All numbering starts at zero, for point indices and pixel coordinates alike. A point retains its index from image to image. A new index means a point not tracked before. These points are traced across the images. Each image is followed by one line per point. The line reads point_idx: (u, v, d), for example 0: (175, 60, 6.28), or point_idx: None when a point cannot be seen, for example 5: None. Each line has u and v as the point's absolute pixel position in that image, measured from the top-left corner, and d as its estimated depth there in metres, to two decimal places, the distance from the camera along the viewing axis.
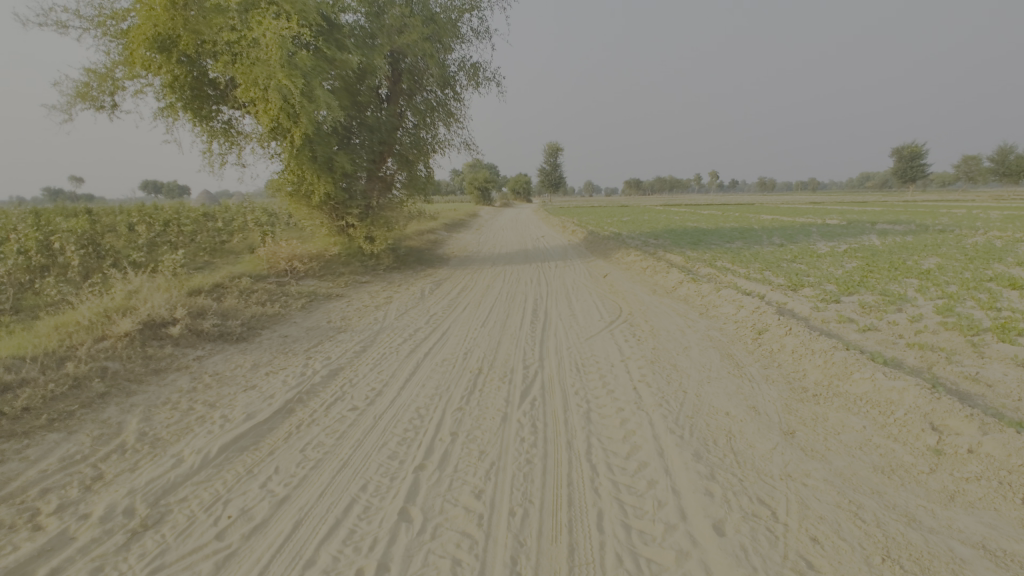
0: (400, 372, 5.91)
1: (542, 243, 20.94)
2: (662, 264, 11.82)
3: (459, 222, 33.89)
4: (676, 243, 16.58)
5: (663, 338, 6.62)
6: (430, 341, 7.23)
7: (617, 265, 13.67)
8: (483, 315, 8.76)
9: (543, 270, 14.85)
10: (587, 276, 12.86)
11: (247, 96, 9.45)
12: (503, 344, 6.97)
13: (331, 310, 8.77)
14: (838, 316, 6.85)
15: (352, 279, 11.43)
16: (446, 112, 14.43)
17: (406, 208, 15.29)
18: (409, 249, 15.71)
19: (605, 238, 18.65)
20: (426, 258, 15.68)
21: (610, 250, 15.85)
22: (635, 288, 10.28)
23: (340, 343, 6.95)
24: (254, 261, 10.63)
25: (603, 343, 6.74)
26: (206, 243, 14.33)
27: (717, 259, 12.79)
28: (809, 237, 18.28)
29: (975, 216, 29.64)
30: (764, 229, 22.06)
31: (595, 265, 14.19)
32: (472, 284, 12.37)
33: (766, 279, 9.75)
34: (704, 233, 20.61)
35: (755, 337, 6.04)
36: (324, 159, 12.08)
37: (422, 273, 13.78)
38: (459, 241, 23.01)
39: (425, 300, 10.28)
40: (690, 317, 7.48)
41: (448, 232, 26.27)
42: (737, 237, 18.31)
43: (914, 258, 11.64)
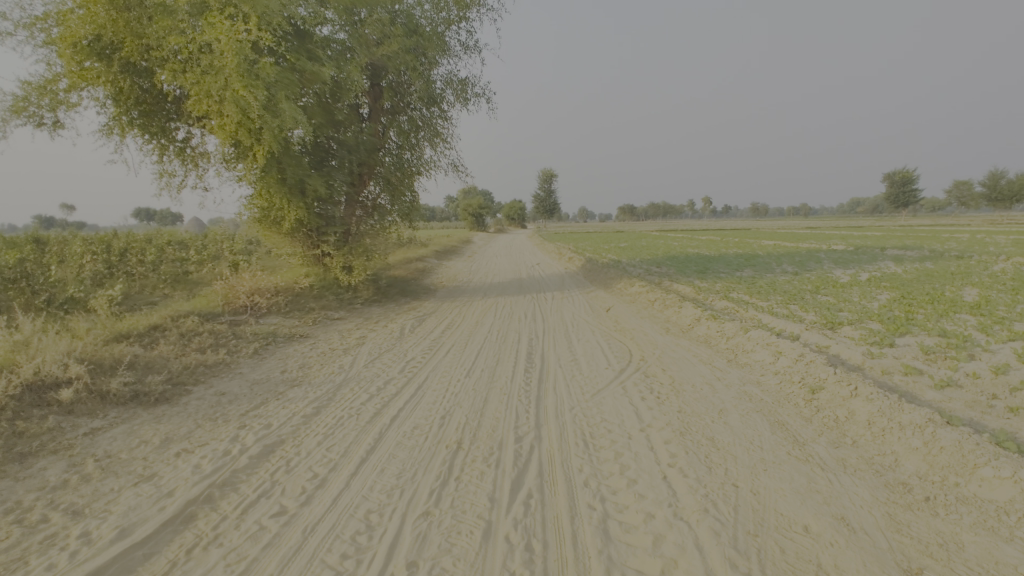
0: (353, 448, 4.56)
1: (537, 271, 19.73)
2: (671, 296, 10.59)
3: (451, 249, 32.66)
4: (681, 271, 15.40)
5: (689, 396, 5.31)
6: (401, 398, 5.90)
7: (620, 296, 12.42)
8: (469, 361, 7.42)
9: (539, 301, 13.58)
10: (587, 310, 11.57)
11: (199, 109, 8.34)
12: (490, 402, 5.63)
13: (288, 356, 7.44)
14: (901, 365, 5.58)
15: (322, 316, 10.13)
16: (432, 132, 13.41)
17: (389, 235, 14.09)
18: (392, 279, 14.44)
19: (604, 266, 17.46)
20: (411, 289, 14.39)
21: (610, 280, 14.64)
22: (644, 324, 8.99)
23: (287, 404, 5.61)
24: (209, 297, 9.43)
25: (614, 402, 5.42)
26: (167, 275, 13.00)
27: (730, 290, 11.57)
28: (821, 263, 17.14)
29: (980, 241, 28.85)
30: (771, 256, 20.98)
31: (595, 297, 12.95)
32: (459, 319, 11.07)
33: (794, 315, 8.50)
34: (708, 260, 19.46)
35: (810, 398, 4.75)
36: (295, 182, 10.92)
37: (405, 306, 12.49)
38: (450, 270, 21.78)
39: (405, 341, 8.96)
40: (717, 365, 6.19)
41: (439, 261, 25.08)
42: (745, 265, 17.14)
43: (951, 289, 10.45)
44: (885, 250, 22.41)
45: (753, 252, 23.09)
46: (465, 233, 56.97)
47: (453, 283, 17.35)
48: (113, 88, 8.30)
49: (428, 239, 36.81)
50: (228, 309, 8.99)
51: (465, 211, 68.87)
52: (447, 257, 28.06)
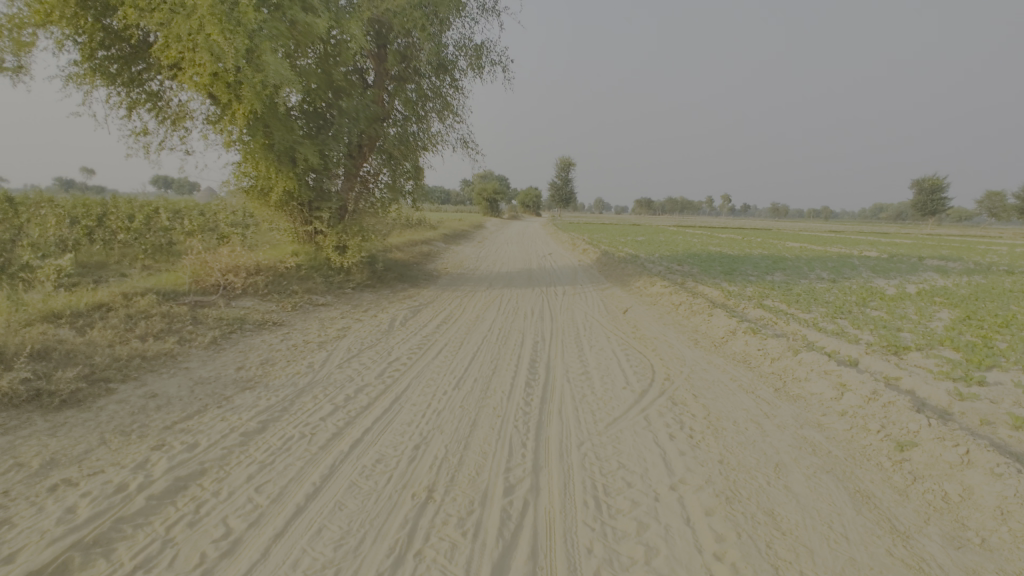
0: (292, 488, 3.49)
1: (549, 262, 18.52)
2: (698, 300, 9.35)
3: (461, 233, 31.46)
4: (705, 272, 14.11)
5: (731, 437, 4.18)
6: (372, 414, 4.81)
7: (639, 296, 11.20)
8: (461, 367, 6.32)
9: (547, 296, 12.45)
10: (600, 309, 10.44)
11: (168, 55, 7.26)
12: (479, 428, 4.52)
13: (252, 349, 6.39)
14: (1007, 414, 4.35)
15: (305, 300, 9.07)
16: (442, 104, 12.19)
17: (389, 215, 12.96)
18: (391, 262, 13.34)
19: (621, 261, 16.22)
20: (411, 275, 13.28)
21: (627, 277, 13.41)
22: (667, 332, 7.82)
23: (228, 413, 4.53)
24: (178, 273, 8.42)
25: (635, 439, 4.29)
26: (148, 244, 12.00)
27: (764, 296, 10.30)
28: (858, 272, 15.73)
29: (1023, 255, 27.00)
30: (801, 260, 19.55)
31: (611, 295, 11.73)
32: (458, 312, 9.99)
33: (845, 332, 7.26)
34: (733, 261, 18.11)
35: (899, 458, 3.59)
36: (284, 149, 9.82)
37: (402, 293, 11.40)
38: (457, 255, 20.63)
39: (393, 335, 7.89)
40: (762, 395, 5.03)
41: (447, 245, 23.94)
42: (774, 268, 15.78)
43: (1023, 311, 9.09)
44: (923, 261, 20.86)
45: (780, 255, 21.65)
46: (478, 219, 55.71)
47: (458, 270, 16.22)
48: (73, 29, 7.22)
49: (439, 222, 35.63)
50: (197, 288, 7.97)
51: (480, 196, 67.55)
52: (456, 241, 26.91)
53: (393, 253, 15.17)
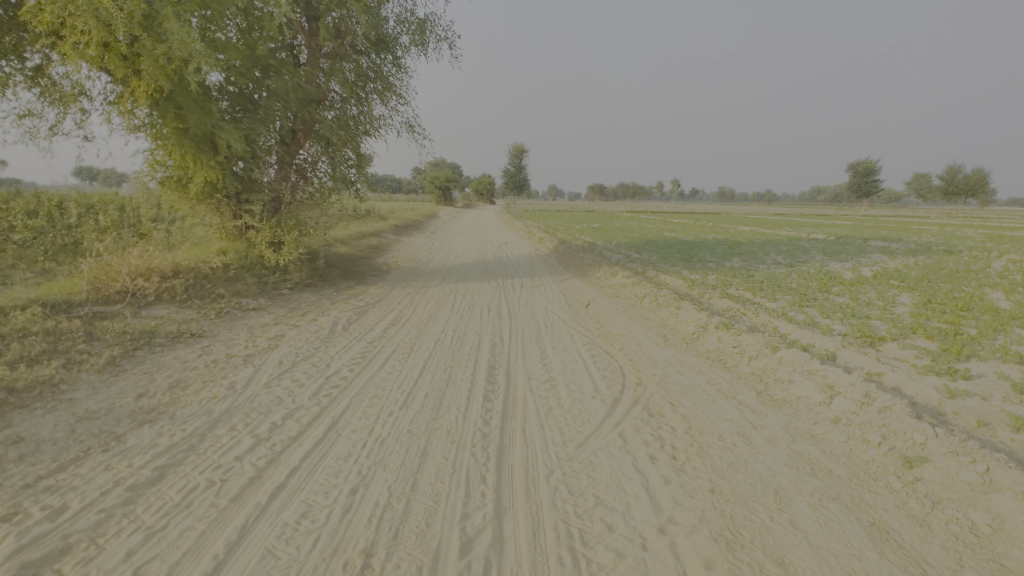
0: (186, 567, 2.70)
1: (505, 253, 17.87)
2: (662, 292, 8.93)
3: (412, 224, 30.30)
4: (664, 259, 13.81)
5: (720, 457, 3.66)
6: (301, 447, 4.03)
7: (599, 287, 10.71)
8: (409, 379, 5.58)
9: (504, 289, 11.81)
10: (560, 301, 9.93)
11: (43, 20, 6.10)
12: (430, 460, 3.83)
13: (160, 369, 5.43)
14: (1003, 412, 4.04)
15: (232, 305, 8.05)
16: (384, 85, 11.26)
17: (330, 207, 11.93)
18: (334, 258, 12.32)
19: (579, 250, 15.75)
20: (357, 271, 12.31)
21: (586, 267, 12.92)
22: (634, 328, 7.32)
23: (114, 459, 3.65)
24: (76, 279, 7.27)
25: (612, 465, 3.71)
26: (48, 245, 10.53)
27: (726, 284, 10.01)
28: (810, 255, 15.87)
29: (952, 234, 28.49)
30: (754, 244, 19.71)
31: (571, 287, 11.20)
32: (408, 311, 9.17)
33: (815, 322, 6.96)
34: (689, 247, 17.98)
35: (910, 478, 3.18)
36: (202, 134, 8.70)
37: (347, 292, 10.48)
38: (408, 247, 19.67)
39: (333, 342, 7.04)
40: (744, 401, 4.57)
41: (398, 237, 22.86)
42: (730, 254, 15.72)
43: (975, 292, 9.16)
44: (867, 242, 21.47)
45: (733, 239, 21.79)
46: (431, 208, 54.40)
47: (409, 263, 15.31)
48: None
49: (390, 212, 34.31)
50: (96, 296, 6.85)
51: (432, 184, 65.99)
52: (407, 232, 25.81)
53: (337, 248, 14.11)
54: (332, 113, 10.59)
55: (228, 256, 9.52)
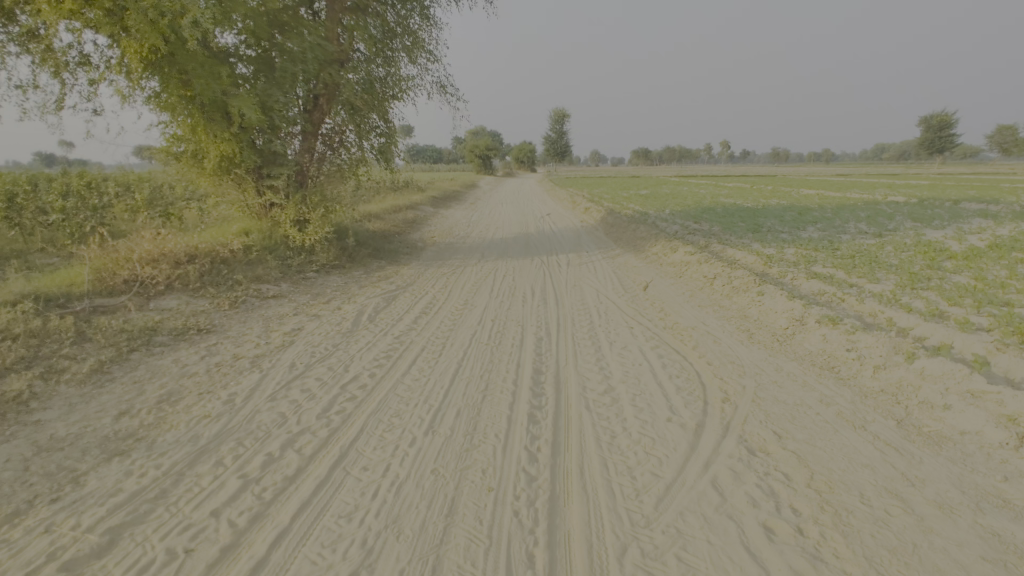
0: None
1: (548, 225, 16.65)
2: (735, 271, 7.59)
3: (451, 195, 29.26)
4: (727, 231, 12.27)
5: (872, 537, 2.54)
6: (296, 496, 3.16)
7: (657, 264, 9.43)
8: (438, 390, 4.64)
9: (548, 267, 10.71)
10: (611, 281, 8.77)
11: None
12: (459, 523, 2.88)
13: (153, 376, 4.68)
14: None
15: (250, 293, 7.31)
16: (412, 43, 10.14)
17: (359, 180, 11.03)
18: (365, 235, 11.48)
19: (629, 221, 14.36)
20: (389, 250, 11.47)
21: (639, 240, 11.59)
22: (705, 318, 6.13)
23: (60, 516, 2.87)
24: (82, 267, 6.66)
25: (710, 542, 2.66)
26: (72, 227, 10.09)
27: (810, 260, 8.54)
28: (897, 222, 13.90)
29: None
30: (827, 210, 17.67)
31: (624, 264, 9.96)
32: (442, 295, 8.27)
33: (942, 313, 5.54)
34: (752, 215, 16.21)
35: None
36: (212, 103, 7.91)
37: (377, 274, 9.64)
38: (446, 220, 18.71)
39: (356, 336, 6.18)
40: (882, 436, 3.38)
41: (436, 209, 21.92)
42: (804, 222, 13.95)
43: None
44: (958, 204, 18.95)
45: (800, 205, 19.71)
46: (471, 178, 53.12)
47: (446, 239, 14.35)
48: None
49: (428, 183, 33.32)
50: (99, 287, 6.21)
51: (472, 153, 64.55)
52: (446, 204, 24.81)
53: (370, 224, 13.28)
54: (357, 75, 9.56)
55: (249, 238, 8.80)
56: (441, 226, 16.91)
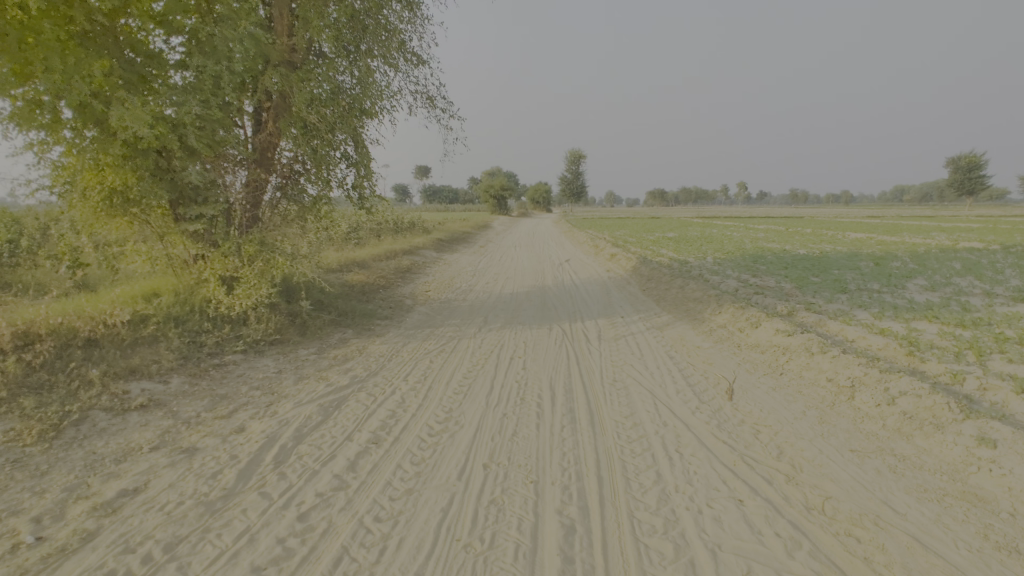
0: None
1: (569, 276, 13.90)
2: (883, 371, 4.69)
3: (459, 237, 26.68)
4: (805, 291, 9.36)
5: None
6: None
7: (732, 343, 6.54)
8: None
9: (571, 341, 7.84)
10: (668, 373, 5.88)
11: None
12: None
13: None
14: None
15: (100, 403, 4.56)
16: (388, 40, 7.60)
17: (324, 224, 8.45)
18: (332, 295, 8.77)
19: (670, 275, 11.50)
20: (361, 315, 8.71)
21: (692, 303, 8.73)
22: (887, 491, 3.23)
23: None
24: None
25: None
26: None
27: (980, 348, 5.57)
28: (1019, 279, 10.82)
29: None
30: (908, 259, 14.64)
31: (681, 341, 7.08)
32: (415, 400, 5.44)
33: None
34: (820, 265, 13.25)
35: None
36: (90, 114, 5.61)
37: (334, 354, 6.89)
38: (449, 268, 16.08)
39: (226, 514, 3.34)
40: None
41: (441, 254, 19.38)
42: (897, 278, 10.99)
43: None
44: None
45: (865, 252, 16.74)
46: (484, 218, 50.94)
47: (442, 294, 11.61)
48: None
49: (438, 225, 30.94)
50: None
51: (486, 194, 62.76)
52: (452, 248, 22.13)
53: (346, 279, 10.56)
54: (322, 87, 7.03)
55: (152, 304, 6.27)
56: (440, 276, 14.15)
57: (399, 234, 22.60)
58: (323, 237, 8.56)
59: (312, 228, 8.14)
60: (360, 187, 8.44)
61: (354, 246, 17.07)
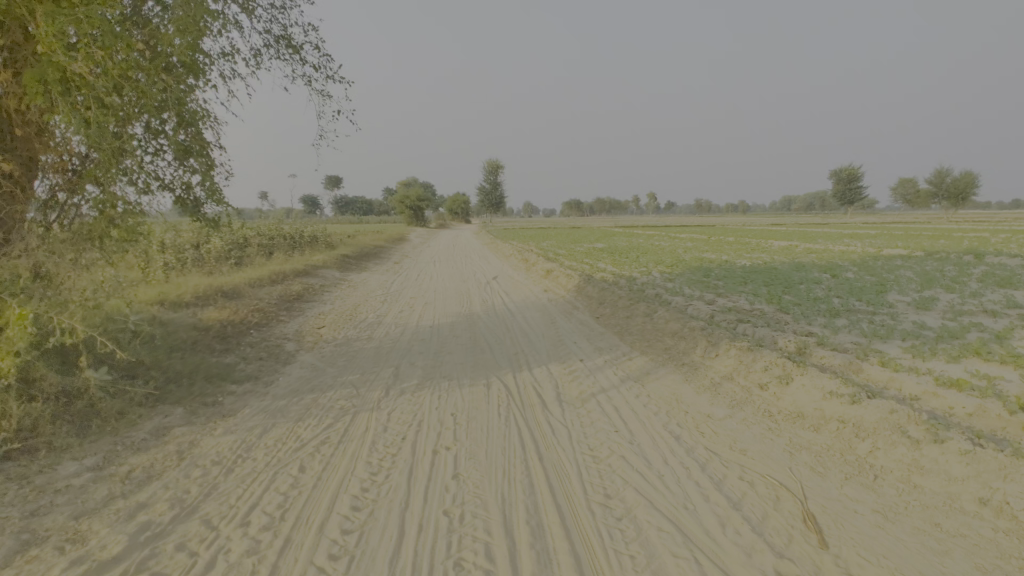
0: None
1: (501, 300, 11.60)
2: None
3: (371, 253, 23.55)
4: (796, 317, 7.66)
5: None
6: None
7: (760, 413, 4.48)
8: None
9: (519, 406, 5.47)
10: (688, 481, 3.67)
11: None
12: None
13: None
14: None
15: None
16: None
17: (131, 246, 5.41)
18: (157, 357, 5.81)
19: (626, 298, 9.51)
20: (205, 381, 5.79)
21: (670, 340, 6.70)
22: None
23: None
24: None
25: None
26: None
27: None
28: (993, 292, 9.89)
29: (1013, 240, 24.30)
30: (858, 270, 13.75)
31: (681, 406, 4.93)
32: None
33: None
34: (779, 280, 11.90)
35: None
36: None
37: (130, 468, 4.04)
38: (354, 293, 13.21)
39: None
40: None
41: (347, 274, 16.40)
42: (873, 294, 9.70)
43: None
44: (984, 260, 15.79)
45: (808, 263, 15.89)
46: (402, 231, 47.65)
47: (340, 332, 8.83)
48: None
49: (347, 240, 27.61)
50: None
51: (402, 205, 59.24)
52: (361, 266, 19.09)
53: (197, 325, 7.54)
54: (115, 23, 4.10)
55: None
56: (340, 305, 11.27)
57: (298, 252, 19.21)
58: (129, 263, 5.60)
59: (108, 251, 5.17)
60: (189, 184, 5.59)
61: (232, 270, 13.66)
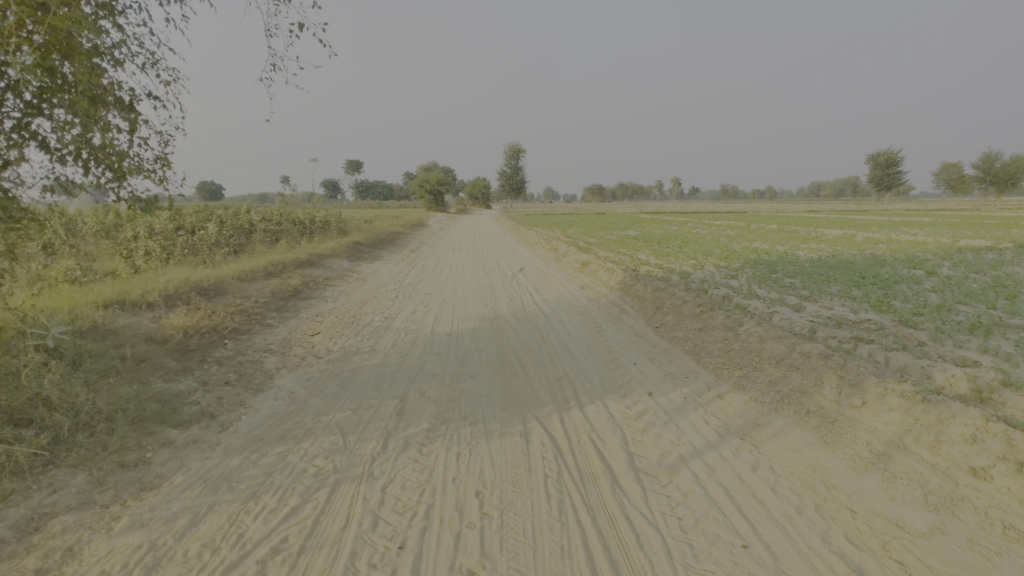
0: None
1: (532, 299, 9.82)
2: None
3: (387, 241, 21.89)
4: (935, 335, 5.71)
5: None
6: None
7: (998, 531, 2.66)
8: None
9: (576, 473, 3.70)
10: None
11: None
12: None
13: None
14: None
15: None
16: None
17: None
18: (69, 394, 4.22)
19: (690, 302, 7.64)
20: (132, 428, 4.15)
21: (777, 371, 4.85)
22: None
23: None
24: None
25: None
26: None
27: None
28: None
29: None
30: (954, 266, 11.57)
31: (838, 497, 3.12)
32: None
33: None
34: (868, 279, 9.83)
35: None
36: None
37: None
38: (362, 287, 11.55)
39: None
40: None
41: (358, 265, 14.80)
42: (1008, 300, 7.62)
43: None
44: None
45: (886, 257, 13.64)
46: (423, 216, 45.94)
47: (337, 342, 7.17)
48: None
49: (362, 226, 26.12)
50: None
51: (422, 190, 57.58)
52: (375, 255, 17.49)
53: (154, 337, 5.94)
54: None
55: None
56: (344, 303, 9.63)
57: (307, 239, 17.69)
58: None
59: None
60: (99, 150, 3.91)
61: (228, 260, 12.12)
